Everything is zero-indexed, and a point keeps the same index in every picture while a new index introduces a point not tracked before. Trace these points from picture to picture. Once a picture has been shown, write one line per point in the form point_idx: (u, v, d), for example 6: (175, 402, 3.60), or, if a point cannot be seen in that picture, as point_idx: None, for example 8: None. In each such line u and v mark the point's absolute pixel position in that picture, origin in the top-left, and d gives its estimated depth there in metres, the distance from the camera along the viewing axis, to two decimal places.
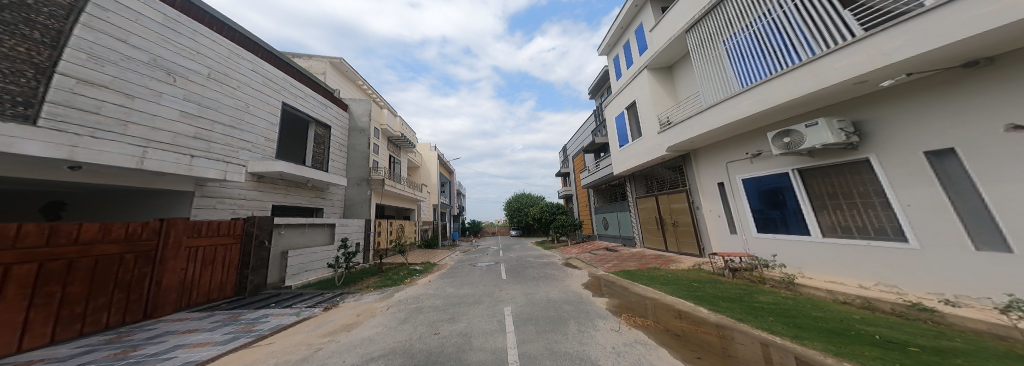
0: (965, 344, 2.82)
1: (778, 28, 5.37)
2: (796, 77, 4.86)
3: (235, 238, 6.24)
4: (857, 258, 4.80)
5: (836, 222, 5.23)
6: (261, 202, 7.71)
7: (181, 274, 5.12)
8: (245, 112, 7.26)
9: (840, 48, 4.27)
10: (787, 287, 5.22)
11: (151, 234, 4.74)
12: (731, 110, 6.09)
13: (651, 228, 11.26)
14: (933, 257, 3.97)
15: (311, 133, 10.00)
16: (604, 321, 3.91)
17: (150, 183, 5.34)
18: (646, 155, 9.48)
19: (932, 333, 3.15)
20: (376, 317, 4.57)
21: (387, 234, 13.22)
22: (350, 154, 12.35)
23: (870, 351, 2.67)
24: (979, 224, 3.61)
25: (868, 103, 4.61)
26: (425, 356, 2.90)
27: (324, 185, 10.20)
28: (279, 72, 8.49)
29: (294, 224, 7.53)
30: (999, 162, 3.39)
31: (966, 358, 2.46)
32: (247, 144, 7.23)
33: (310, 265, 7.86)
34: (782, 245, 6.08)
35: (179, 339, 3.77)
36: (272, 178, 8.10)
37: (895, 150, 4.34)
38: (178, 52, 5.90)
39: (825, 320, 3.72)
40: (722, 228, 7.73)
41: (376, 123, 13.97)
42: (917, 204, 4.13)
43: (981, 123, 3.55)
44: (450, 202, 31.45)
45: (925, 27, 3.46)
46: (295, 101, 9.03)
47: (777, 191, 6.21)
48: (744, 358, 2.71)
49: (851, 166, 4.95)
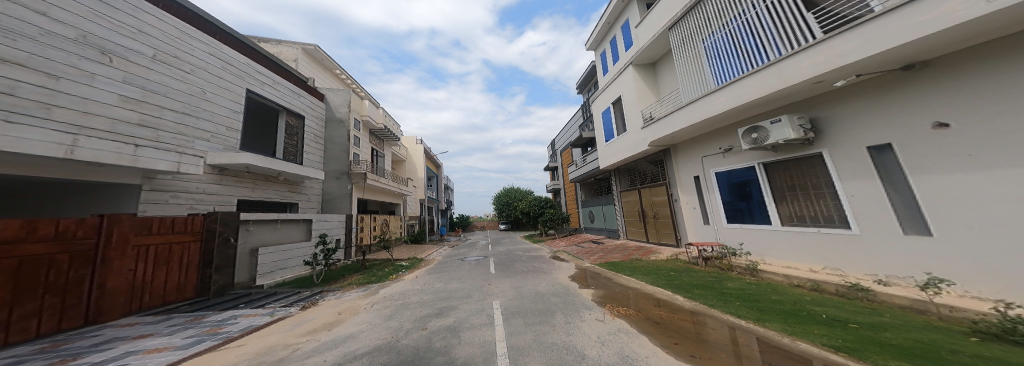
0: (894, 318, 3.25)
1: (751, 29, 5.64)
2: (765, 75, 5.19)
3: (195, 235, 5.73)
4: (810, 245, 5.34)
5: (794, 212, 5.73)
6: (223, 196, 7.16)
7: (129, 275, 4.64)
8: (201, 98, 6.63)
9: (802, 49, 4.60)
10: (752, 273, 5.69)
11: (89, 232, 4.22)
12: (707, 107, 6.42)
13: (634, 220, 11.75)
14: (870, 241, 4.50)
15: (282, 122, 9.28)
16: (590, 312, 4.07)
17: (87, 174, 4.74)
18: (630, 149, 9.82)
19: (868, 310, 3.60)
20: (360, 314, 4.45)
21: (370, 229, 12.72)
22: (327, 146, 11.70)
23: (819, 330, 3.00)
24: (909, 212, 4.11)
25: (824, 103, 5.05)
26: (411, 352, 2.88)
27: (299, 179, 9.63)
28: (241, 57, 7.79)
29: (264, 220, 7.08)
30: (927, 156, 3.86)
31: (893, 331, 2.84)
32: (204, 133, 6.62)
33: (285, 264, 7.45)
34: (749, 235, 6.59)
35: (131, 345, 3.44)
36: (236, 171, 7.53)
37: (844, 145, 4.81)
38: (114, 29, 5.19)
39: (783, 303, 4.11)
40: (697, 219, 8.23)
41: (357, 114, 13.26)
42: (859, 195, 4.64)
43: (911, 122, 4.01)
44: (437, 197, 30.79)
45: (871, 32, 3.83)
46: (261, 88, 8.35)
47: (743, 184, 6.70)
48: (714, 341, 2.94)
49: (807, 160, 5.44)
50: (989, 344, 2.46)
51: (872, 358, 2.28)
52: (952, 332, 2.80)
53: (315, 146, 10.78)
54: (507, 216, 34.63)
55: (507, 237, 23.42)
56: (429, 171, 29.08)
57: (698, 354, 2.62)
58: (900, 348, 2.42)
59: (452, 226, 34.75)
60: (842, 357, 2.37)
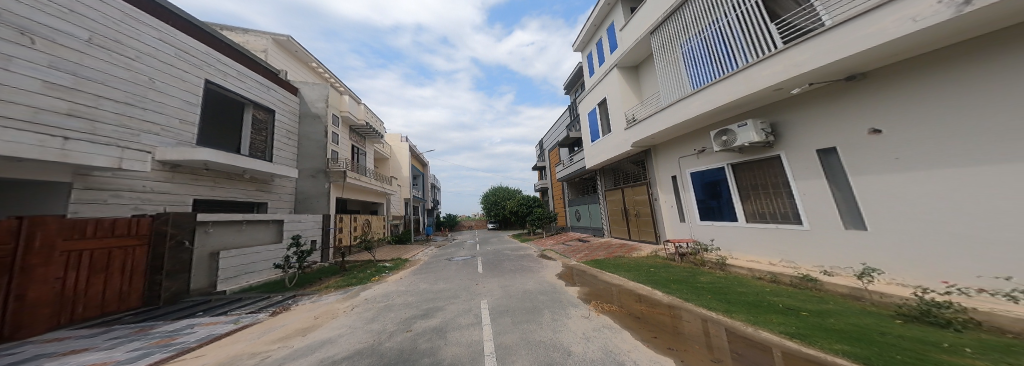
0: (836, 305, 3.65)
1: (724, 37, 6.03)
2: (734, 81, 5.59)
3: (141, 239, 5.09)
4: (770, 240, 5.84)
5: (756, 210, 6.24)
6: (175, 196, 6.48)
7: (57, 284, 4.01)
8: (149, 88, 5.96)
9: (766, 58, 5.02)
10: (721, 268, 6.12)
11: (7, 236, 3.59)
12: (683, 110, 6.79)
13: (617, 219, 12.16)
14: (818, 236, 5.01)
15: (248, 116, 8.57)
16: (576, 309, 4.17)
17: (10, 171, 4.08)
18: (614, 149, 10.18)
19: (815, 298, 4.02)
20: (339, 318, 4.23)
21: (349, 230, 12.12)
22: (302, 143, 10.99)
23: (776, 319, 3.29)
24: (849, 209, 4.62)
25: (783, 109, 5.54)
26: (395, 354, 2.79)
27: (268, 177, 8.94)
28: (199, 45, 7.09)
29: (225, 222, 6.59)
30: (864, 159, 4.37)
31: (835, 316, 3.22)
32: (152, 126, 5.95)
33: (250, 268, 6.94)
34: (718, 231, 7.08)
35: (63, 362, 3.00)
36: (192, 168, 6.85)
37: (797, 148, 5.32)
38: (40, 7, 4.51)
39: (746, 294, 4.47)
40: (674, 217, 8.69)
41: (337, 110, 12.54)
42: (810, 194, 5.15)
43: (852, 128, 4.51)
44: (424, 197, 30.13)
45: (821, 44, 4.25)
46: (223, 79, 7.65)
47: (713, 184, 7.20)
48: (689, 333, 3.13)
49: (768, 162, 5.94)
50: (910, 325, 2.85)
51: (818, 343, 2.55)
52: (880, 315, 3.22)
53: (287, 142, 10.08)
54: (495, 215, 34.52)
55: (494, 236, 23.29)
56: (415, 169, 28.31)
57: (675, 346, 2.76)
58: (839, 332, 2.74)
59: (438, 226, 34.14)
60: (795, 343, 2.63)
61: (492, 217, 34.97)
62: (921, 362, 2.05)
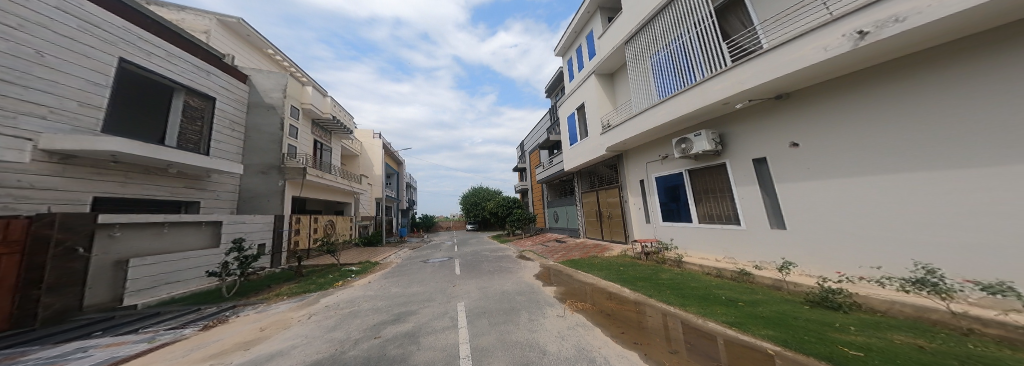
0: (763, 295, 4.22)
1: (685, 53, 6.66)
2: (691, 94, 6.22)
3: (14, 247, 3.98)
4: (717, 238, 6.55)
5: (707, 212, 6.94)
6: (68, 192, 5.24)
7: None
8: (36, 62, 4.77)
9: (717, 75, 5.66)
10: (678, 265, 6.73)
11: None
12: (650, 118, 7.37)
13: (592, 219, 12.69)
14: (752, 234, 5.75)
15: (178, 101, 7.29)
16: (552, 308, 4.24)
17: None
18: (590, 153, 10.67)
19: (747, 290, 4.60)
20: (291, 328, 3.75)
21: (308, 232, 10.95)
22: (251, 135, 9.69)
23: (720, 309, 3.70)
24: (775, 211, 5.37)
25: (729, 122, 6.29)
26: (361, 363, 2.56)
27: (202, 172, 7.69)
28: (118, 19, 5.91)
29: (139, 223, 5.50)
30: (787, 169, 5.15)
31: (764, 304, 3.74)
32: (33, 106, 4.73)
33: (176, 276, 5.87)
34: (677, 231, 7.74)
35: None
36: (94, 159, 5.61)
37: (738, 158, 6.07)
38: None
39: (697, 288, 4.96)
40: (641, 218, 9.32)
41: (296, 101, 11.24)
42: (746, 197, 5.88)
43: (778, 141, 5.30)
44: (398, 197, 28.65)
45: (758, 66, 4.90)
46: (150, 60, 6.45)
47: (674, 187, 7.87)
48: (650, 327, 3.37)
49: (716, 168, 6.67)
50: (817, 309, 3.42)
51: (751, 329, 2.91)
52: (792, 302, 3.81)
53: (229, 132, 8.80)
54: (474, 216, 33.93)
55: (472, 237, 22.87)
56: (389, 168, 26.73)
57: (639, 340, 2.94)
58: (758, 318, 3.22)
59: (414, 227, 32.65)
60: (734, 330, 2.97)
61: (472, 218, 34.33)
62: (821, 340, 2.46)
